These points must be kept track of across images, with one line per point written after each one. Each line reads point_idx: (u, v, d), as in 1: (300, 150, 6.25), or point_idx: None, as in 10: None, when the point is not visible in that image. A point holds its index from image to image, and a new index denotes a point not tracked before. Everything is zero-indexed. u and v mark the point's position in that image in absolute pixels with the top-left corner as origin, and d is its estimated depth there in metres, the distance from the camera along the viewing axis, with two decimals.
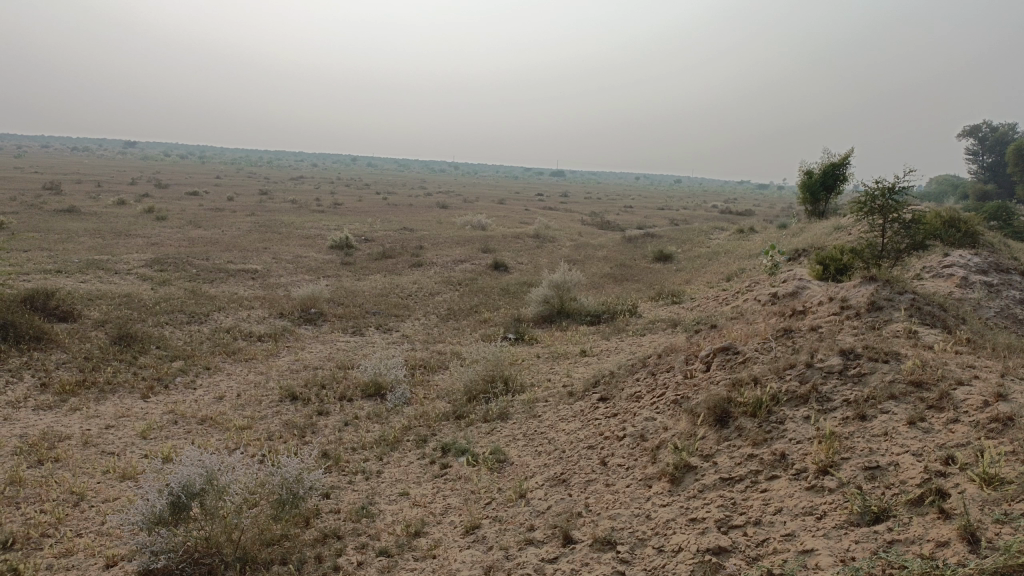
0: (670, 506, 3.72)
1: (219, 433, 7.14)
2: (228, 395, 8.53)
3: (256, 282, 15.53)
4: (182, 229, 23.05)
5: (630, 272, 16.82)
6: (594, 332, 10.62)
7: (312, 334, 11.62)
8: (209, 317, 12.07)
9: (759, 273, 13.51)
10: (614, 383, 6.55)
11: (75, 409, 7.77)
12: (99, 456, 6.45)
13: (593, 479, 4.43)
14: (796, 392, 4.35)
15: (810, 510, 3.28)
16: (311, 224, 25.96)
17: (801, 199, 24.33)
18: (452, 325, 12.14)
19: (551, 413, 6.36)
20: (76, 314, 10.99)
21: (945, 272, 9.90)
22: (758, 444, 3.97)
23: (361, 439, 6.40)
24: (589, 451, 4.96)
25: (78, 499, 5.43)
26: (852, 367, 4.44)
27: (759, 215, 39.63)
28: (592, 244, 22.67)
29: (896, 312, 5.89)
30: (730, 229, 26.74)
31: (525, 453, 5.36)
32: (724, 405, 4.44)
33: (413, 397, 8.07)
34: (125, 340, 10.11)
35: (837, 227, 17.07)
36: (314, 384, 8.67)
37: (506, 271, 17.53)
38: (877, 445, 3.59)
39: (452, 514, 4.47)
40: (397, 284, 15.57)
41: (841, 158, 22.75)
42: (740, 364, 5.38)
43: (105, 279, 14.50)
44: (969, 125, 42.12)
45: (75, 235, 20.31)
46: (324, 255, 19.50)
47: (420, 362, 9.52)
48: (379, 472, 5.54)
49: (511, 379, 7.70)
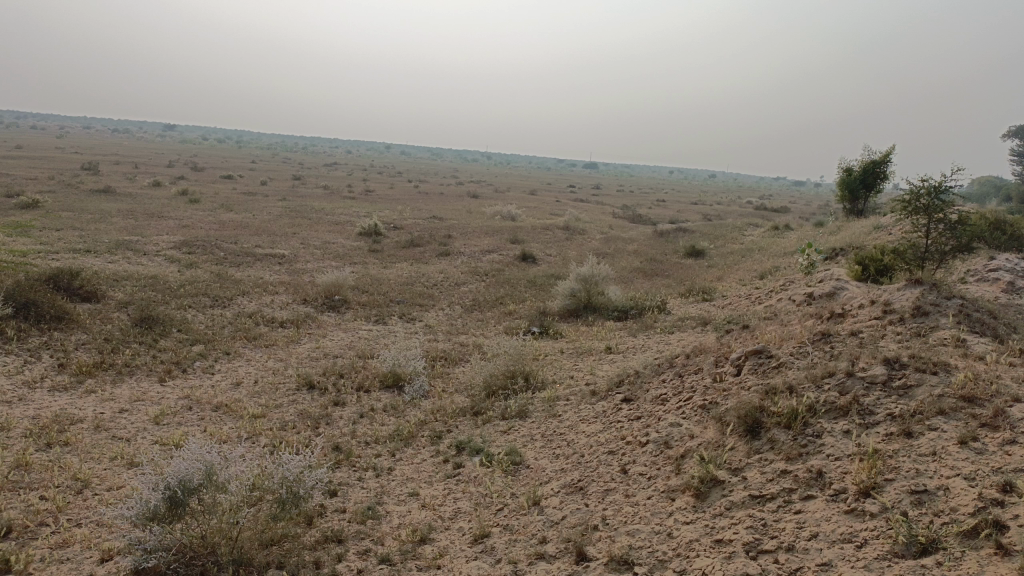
0: (694, 524, 3.43)
1: (232, 422, 6.99)
2: (246, 381, 8.38)
3: (282, 267, 15.42)
4: (213, 212, 23.07)
5: (661, 267, 16.43)
6: (621, 328, 10.31)
7: (334, 321, 11.46)
8: (232, 301, 11.95)
9: (794, 272, 13.08)
10: (639, 384, 6.26)
11: (91, 392, 7.66)
12: (109, 442, 6.30)
13: (612, 489, 4.16)
14: (835, 403, 4.02)
15: (849, 537, 2.98)
16: (341, 210, 25.88)
17: (838, 197, 23.70)
18: (477, 316, 11.91)
19: (572, 412, 6.10)
20: (99, 294, 10.93)
21: (991, 276, 9.43)
22: (792, 459, 3.67)
23: (375, 433, 6.20)
24: (609, 457, 4.69)
25: (82, 487, 5.28)
26: (897, 378, 4.11)
27: (795, 212, 38.76)
28: (622, 237, 22.29)
29: (942, 318, 5.52)
30: (764, 226, 26.12)
31: (542, 456, 5.10)
32: (756, 414, 4.12)
33: (431, 390, 7.85)
34: (146, 322, 10.02)
35: (876, 226, 16.54)
36: (332, 373, 8.49)
37: (534, 263, 17.24)
38: (924, 467, 3.27)
39: (461, 520, 4.23)
40: (423, 273, 15.36)
41: (881, 156, 22.08)
42: (774, 369, 5.05)
43: (132, 260, 14.47)
44: (1016, 125, 40.77)
45: (108, 215, 20.41)
46: (352, 241, 19.38)
47: (441, 354, 9.30)
48: (391, 469, 5.33)
49: (532, 375, 7.44)
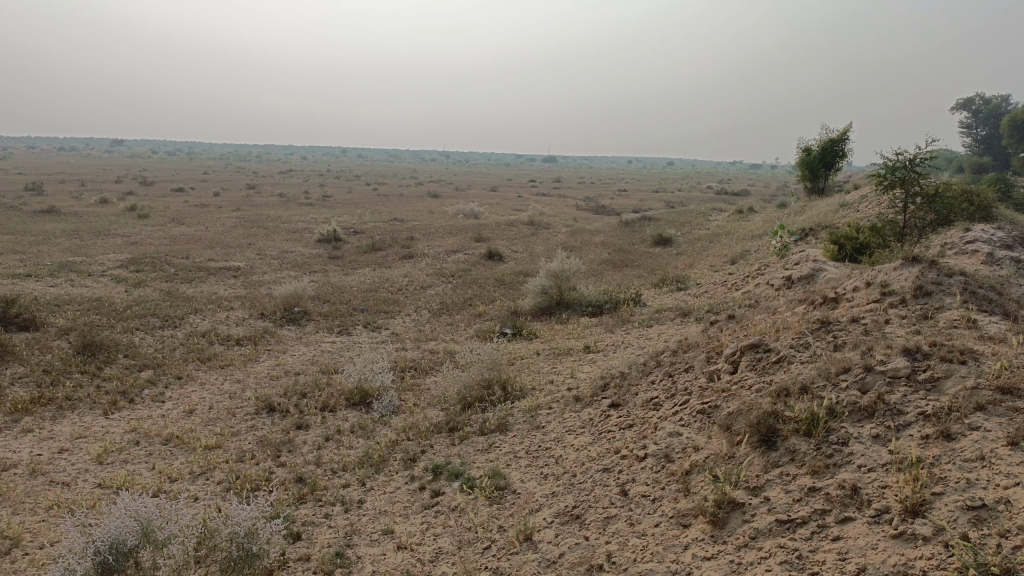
0: (716, 560, 2.96)
1: (185, 455, 6.38)
2: (200, 408, 7.73)
3: (238, 280, 14.70)
4: (164, 227, 22.15)
5: (630, 257, 16.06)
6: (597, 324, 9.86)
7: (295, 335, 10.82)
8: (184, 320, 11.23)
9: (768, 255, 12.73)
10: (626, 386, 5.79)
11: (28, 431, 6.96)
12: (44, 488, 5.65)
13: (613, 516, 3.66)
14: (858, 403, 3.57)
15: (904, 569, 2.52)
16: (298, 217, 25.10)
17: (799, 177, 23.53)
18: (445, 320, 11.38)
19: (556, 423, 5.61)
20: (37, 322, 10.15)
21: (970, 248, 8.99)
22: (819, 473, 3.21)
23: (342, 460, 5.65)
24: (604, 475, 4.21)
25: (10, 546, 4.66)
26: (922, 371, 3.66)
27: (754, 195, 38.75)
28: (588, 229, 21.91)
29: (947, 298, 5.10)
30: (728, 211, 25.88)
31: (529, 476, 4.61)
32: (770, 422, 3.66)
33: (402, 405, 7.30)
34: (90, 348, 9.31)
35: (842, 204, 16.34)
36: (294, 393, 7.89)
37: (501, 261, 16.71)
38: (975, 475, 2.81)
39: (443, 563, 3.71)
40: (386, 278, 14.76)
41: (839, 133, 21.94)
42: (775, 366, 4.61)
43: (76, 283, 13.64)
44: (961, 99, 41.29)
45: (53, 236, 19.44)
46: (311, 249, 18.69)
47: (410, 364, 8.74)
48: (361, 502, 4.79)
49: (509, 383, 6.91)
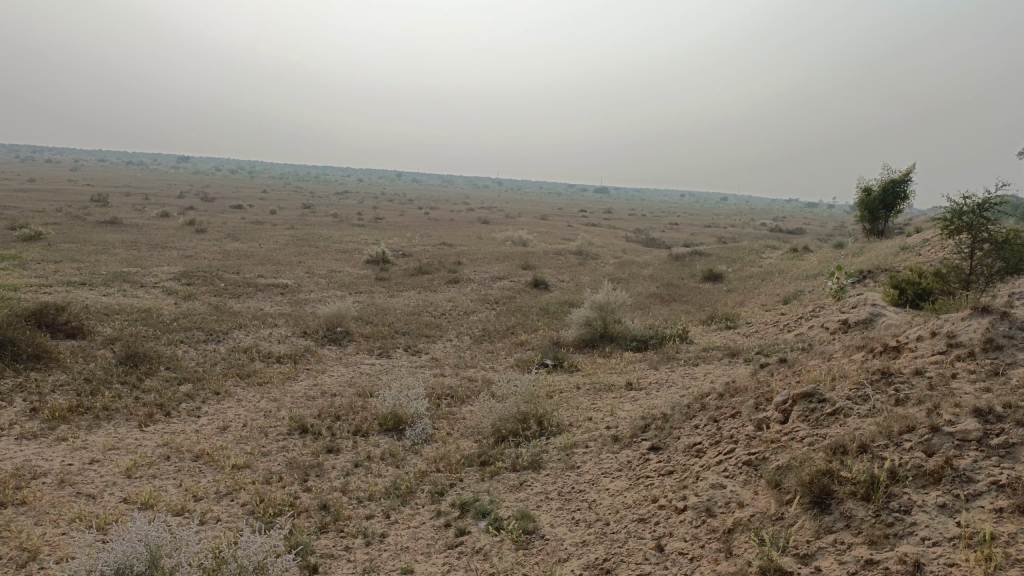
0: None
1: (213, 473, 6.28)
2: (234, 425, 7.65)
3: (284, 297, 14.77)
4: (219, 242, 22.53)
5: (678, 292, 15.69)
6: (640, 359, 9.56)
7: (335, 355, 10.75)
8: (228, 335, 11.26)
9: (823, 297, 12.26)
10: (667, 429, 5.51)
11: (62, 440, 6.95)
12: (70, 500, 5.57)
13: (646, 574, 3.40)
14: (923, 467, 3.25)
15: None
16: (349, 238, 25.29)
17: (858, 217, 22.88)
18: (487, 348, 11.19)
19: (592, 463, 5.36)
20: (85, 330, 10.26)
21: None
22: (877, 544, 2.91)
23: (370, 489, 5.47)
24: (639, 526, 3.94)
25: (28, 559, 4.58)
26: (995, 434, 3.31)
27: (810, 234, 37.88)
28: (637, 261, 21.58)
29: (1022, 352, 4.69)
30: (782, 249, 25.32)
31: (560, 521, 4.37)
32: (824, 482, 3.35)
33: (435, 434, 7.10)
34: (132, 359, 9.36)
35: (904, 247, 15.76)
36: (328, 416, 7.76)
37: (547, 290, 16.50)
38: None
39: None
40: (431, 302, 14.66)
41: (901, 175, 21.29)
42: (829, 419, 4.29)
43: (128, 293, 13.85)
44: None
45: (111, 246, 19.89)
46: (359, 270, 18.75)
47: (447, 391, 8.56)
48: (384, 536, 4.60)
49: (546, 418, 6.66)
